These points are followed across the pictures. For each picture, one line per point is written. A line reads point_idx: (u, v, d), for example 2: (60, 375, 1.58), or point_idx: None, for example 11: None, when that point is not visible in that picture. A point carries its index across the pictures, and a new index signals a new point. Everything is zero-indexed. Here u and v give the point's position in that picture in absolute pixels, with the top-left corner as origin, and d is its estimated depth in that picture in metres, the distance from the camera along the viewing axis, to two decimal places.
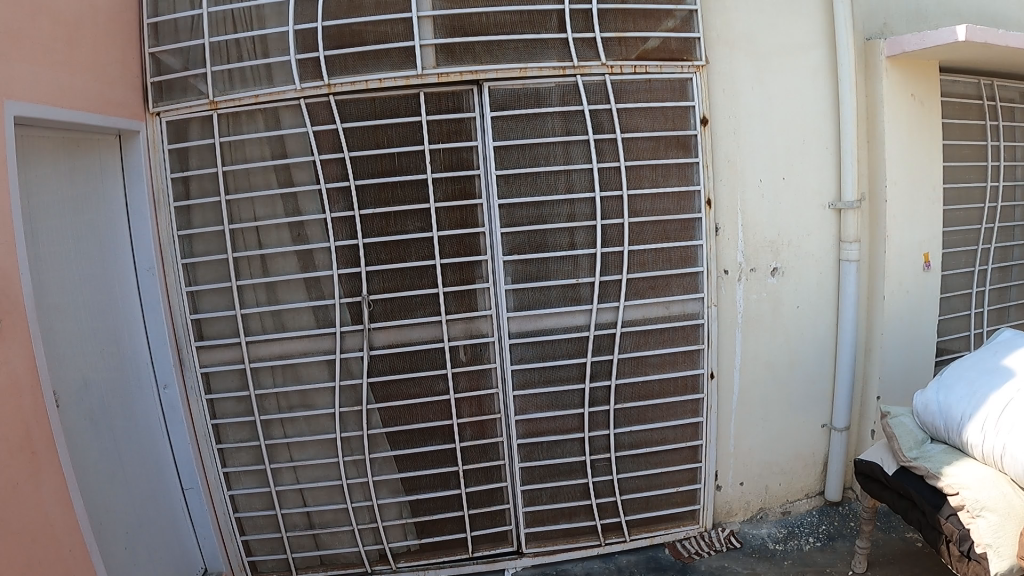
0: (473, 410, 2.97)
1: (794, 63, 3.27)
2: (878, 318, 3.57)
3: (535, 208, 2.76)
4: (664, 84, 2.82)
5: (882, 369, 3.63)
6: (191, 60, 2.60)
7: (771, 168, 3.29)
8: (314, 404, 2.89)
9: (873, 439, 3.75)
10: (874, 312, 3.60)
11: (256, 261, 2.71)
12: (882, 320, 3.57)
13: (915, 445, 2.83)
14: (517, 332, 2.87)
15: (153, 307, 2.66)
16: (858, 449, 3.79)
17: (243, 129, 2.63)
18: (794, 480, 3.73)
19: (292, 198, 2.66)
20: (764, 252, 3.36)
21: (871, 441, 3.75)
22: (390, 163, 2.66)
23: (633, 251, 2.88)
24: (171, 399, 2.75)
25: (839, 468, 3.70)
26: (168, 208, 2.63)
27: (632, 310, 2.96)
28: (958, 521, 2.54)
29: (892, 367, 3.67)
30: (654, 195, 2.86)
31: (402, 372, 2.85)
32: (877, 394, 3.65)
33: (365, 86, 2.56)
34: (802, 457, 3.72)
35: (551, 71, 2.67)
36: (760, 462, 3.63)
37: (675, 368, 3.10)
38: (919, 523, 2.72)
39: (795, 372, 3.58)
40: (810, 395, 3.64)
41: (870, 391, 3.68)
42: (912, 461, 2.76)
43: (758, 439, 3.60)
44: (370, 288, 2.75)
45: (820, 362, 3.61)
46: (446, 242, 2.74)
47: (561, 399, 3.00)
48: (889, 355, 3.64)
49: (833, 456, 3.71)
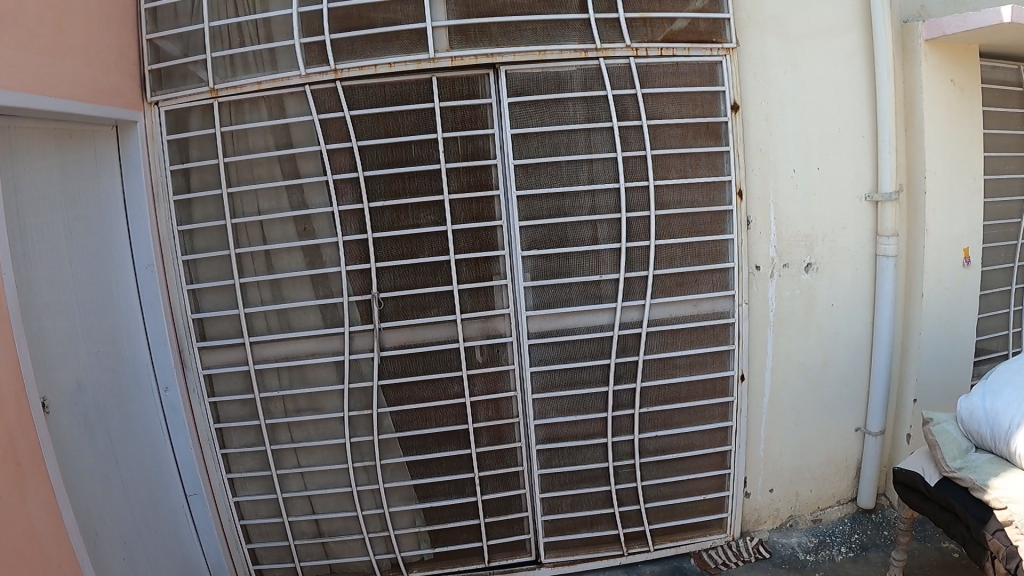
0: (490, 414, 2.81)
1: (828, 45, 3.08)
2: (916, 315, 3.36)
3: (556, 201, 2.60)
4: (692, 68, 2.65)
5: (920, 370, 3.42)
6: (191, 45, 2.48)
7: (805, 156, 3.10)
8: (323, 407, 2.75)
9: (908, 443, 3.52)
10: (911, 310, 3.39)
11: (260, 258, 2.58)
12: (920, 318, 3.36)
13: (959, 454, 2.63)
14: (536, 332, 2.71)
15: (152, 306, 2.55)
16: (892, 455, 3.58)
17: (246, 118, 2.50)
18: (826, 486, 3.55)
19: (298, 190, 2.53)
20: (797, 247, 3.17)
21: (906, 447, 3.52)
22: (401, 152, 2.51)
23: (660, 246, 2.71)
24: (172, 401, 2.65)
25: (873, 474, 3.51)
26: (168, 202, 2.51)
27: (658, 309, 2.79)
28: (1004, 537, 2.35)
29: (931, 368, 3.46)
30: (682, 186, 2.69)
31: (415, 375, 2.70)
32: (914, 396, 3.45)
33: (373, 71, 2.42)
34: (834, 462, 3.53)
35: (572, 54, 2.51)
36: (791, 467, 3.46)
37: (704, 369, 2.93)
38: (962, 538, 2.54)
39: (828, 374, 3.39)
40: (844, 397, 3.45)
41: (906, 392, 3.48)
42: (955, 472, 2.56)
43: (788, 444, 3.42)
44: (381, 285, 2.60)
45: (854, 363, 3.42)
46: (461, 236, 2.58)
47: (583, 402, 2.84)
48: (927, 356, 3.43)
49: (866, 461, 3.52)
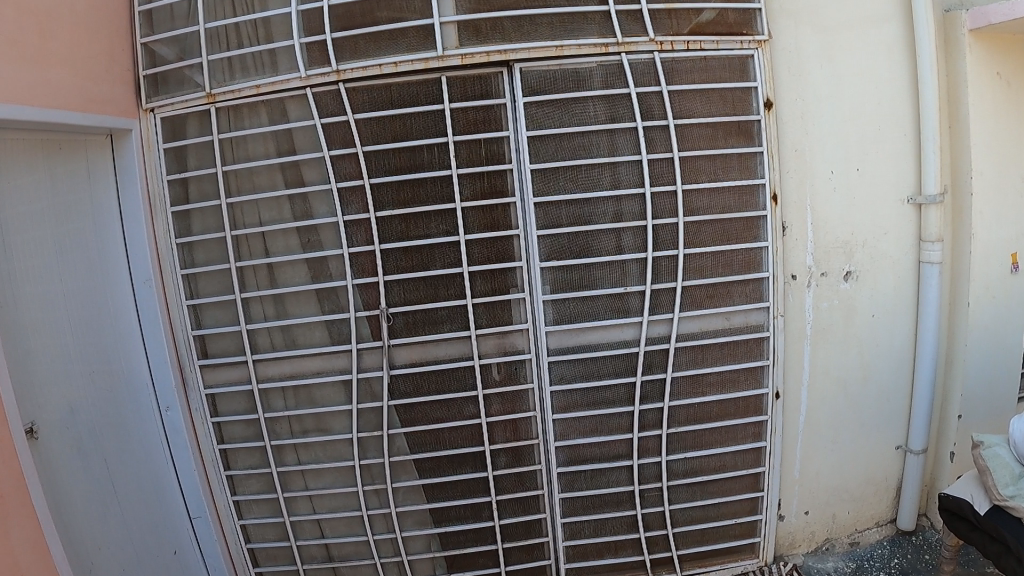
0: (508, 435, 2.61)
1: (866, 36, 2.87)
2: (961, 326, 3.13)
3: (577, 207, 2.42)
4: (721, 62, 2.46)
5: (965, 385, 3.17)
6: (187, 48, 2.36)
7: (843, 157, 2.89)
8: (331, 428, 2.57)
9: (952, 462, 3.27)
10: (956, 320, 3.16)
11: (263, 271, 2.43)
12: (965, 329, 3.12)
13: (1012, 481, 2.40)
14: (557, 348, 2.52)
15: (151, 322, 2.42)
16: (935, 475, 3.33)
17: (246, 124, 2.36)
18: (865, 507, 3.33)
19: (301, 199, 2.38)
20: (837, 255, 2.96)
21: (950, 466, 3.28)
22: (409, 157, 2.34)
23: (689, 255, 2.51)
24: (174, 420, 2.51)
25: (914, 494, 3.27)
26: (166, 214, 2.39)
27: (686, 322, 2.60)
28: None
29: (978, 383, 3.21)
30: (712, 191, 2.49)
31: (427, 395, 2.52)
32: (958, 413, 3.20)
33: (378, 71, 2.27)
34: (874, 482, 3.30)
35: (591, 49, 2.33)
36: (828, 489, 3.24)
37: (736, 387, 2.72)
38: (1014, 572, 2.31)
39: (868, 389, 3.16)
40: (885, 414, 3.22)
41: (950, 409, 3.24)
42: (1007, 501, 2.35)
43: (826, 464, 3.20)
44: (390, 299, 2.43)
45: (896, 377, 3.18)
46: (475, 246, 2.40)
47: (607, 422, 2.64)
48: (973, 369, 3.19)
49: (908, 481, 3.29)
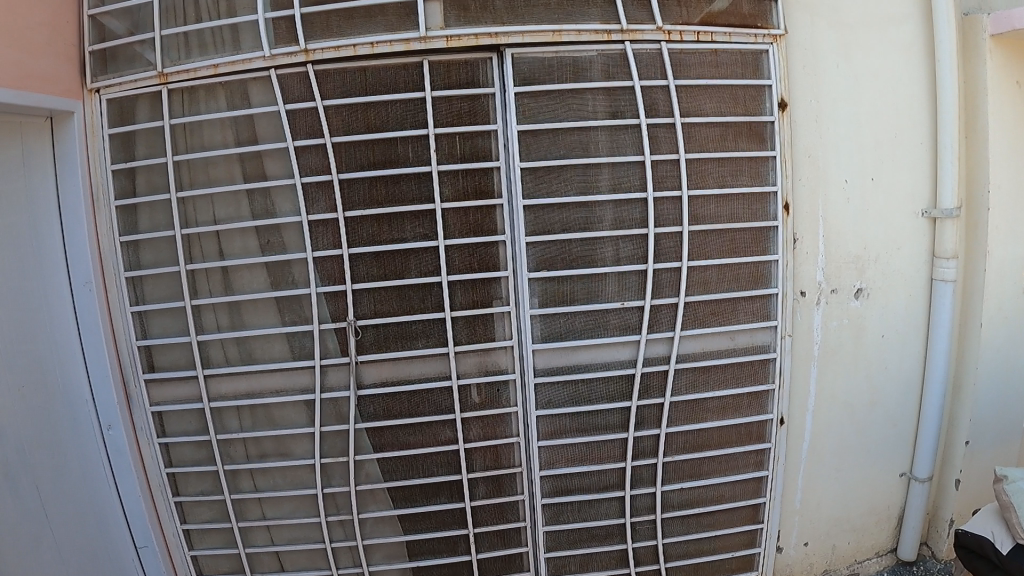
0: (489, 462, 2.34)
1: (884, 37, 2.67)
2: (973, 350, 2.92)
3: (571, 212, 2.16)
4: (733, 57, 2.24)
5: (974, 411, 2.96)
6: (140, 23, 2.10)
7: (859, 165, 2.68)
8: (291, 452, 2.29)
9: (957, 490, 3.05)
10: (967, 343, 2.94)
11: (217, 276, 2.15)
12: (976, 352, 2.91)
13: None
14: (545, 370, 2.26)
15: (92, 331, 2.15)
16: (938, 504, 3.12)
17: (201, 109, 2.10)
18: (866, 537, 3.11)
19: (263, 195, 2.11)
20: (848, 271, 2.74)
21: (955, 494, 3.06)
22: (384, 151, 2.09)
23: (693, 268, 2.27)
24: (116, 441, 2.23)
25: (917, 524, 3.08)
26: (110, 208, 2.12)
27: (687, 342, 2.36)
28: None
29: (986, 408, 3.00)
30: (720, 199, 2.26)
31: (398, 418, 2.24)
32: (965, 439, 2.99)
33: (351, 52, 2.01)
34: (876, 512, 3.09)
35: (592, 36, 2.09)
36: (830, 519, 3.02)
37: (738, 413, 2.51)
38: None
39: (875, 414, 2.95)
40: (891, 441, 3.01)
41: (957, 435, 3.02)
42: None
43: (830, 494, 2.98)
44: (359, 311, 2.16)
45: (903, 401, 2.98)
46: (455, 254, 2.15)
47: (597, 450, 2.39)
48: (983, 395, 2.97)
49: (911, 510, 3.09)
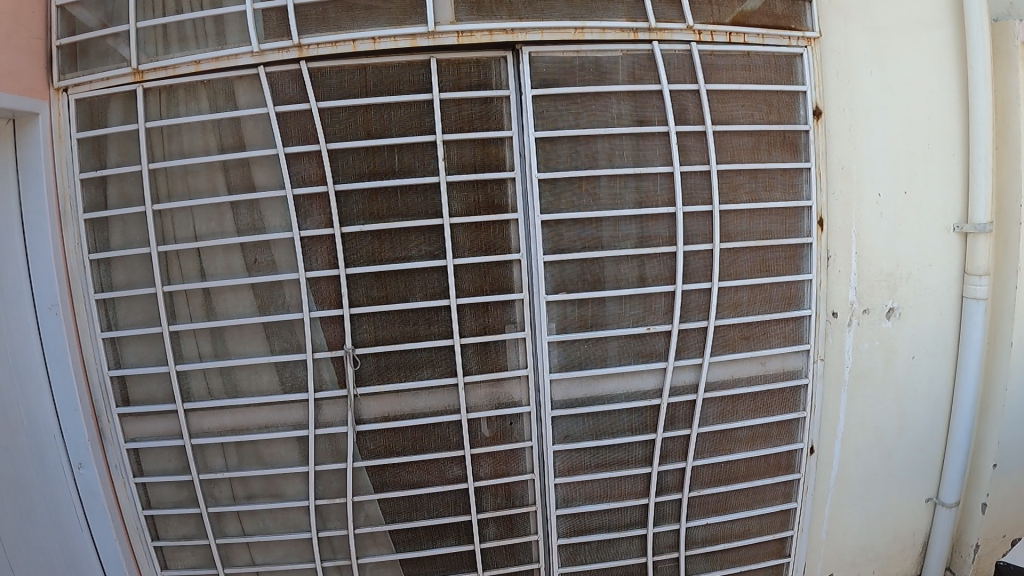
0: (500, 501, 2.13)
1: (916, 43, 2.51)
2: (1001, 368, 2.70)
3: (593, 228, 1.97)
4: (766, 60, 2.08)
5: (1002, 431, 2.72)
6: (114, 14, 1.89)
7: (892, 178, 2.50)
8: (283, 493, 2.07)
9: (984, 514, 2.81)
10: (995, 362, 2.71)
11: (198, 298, 1.94)
12: (1005, 371, 2.67)
13: None
14: (563, 401, 2.05)
15: (58, 360, 1.94)
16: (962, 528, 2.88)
17: (180, 111, 1.89)
18: (890, 565, 2.90)
19: (251, 208, 1.91)
20: (880, 289, 2.55)
21: (982, 518, 2.81)
22: (386, 160, 1.89)
23: (724, 288, 2.08)
24: (89, 481, 2.01)
25: (943, 551, 2.86)
26: (78, 221, 1.90)
27: (716, 369, 2.17)
28: None
29: (1014, 428, 2.77)
30: (752, 213, 2.09)
31: (401, 455, 2.03)
32: (993, 462, 2.75)
33: (350, 48, 1.82)
34: (901, 538, 2.87)
35: (617, 35, 1.91)
36: (854, 549, 2.80)
37: (767, 443, 2.31)
38: None
39: (904, 439, 2.75)
40: (918, 466, 2.81)
41: (983, 458, 2.78)
42: None
43: (856, 521, 2.76)
44: (358, 337, 1.95)
45: (931, 424, 2.78)
46: (465, 274, 1.95)
47: (618, 486, 2.18)
48: (1012, 416, 2.74)
49: (936, 536, 2.87)
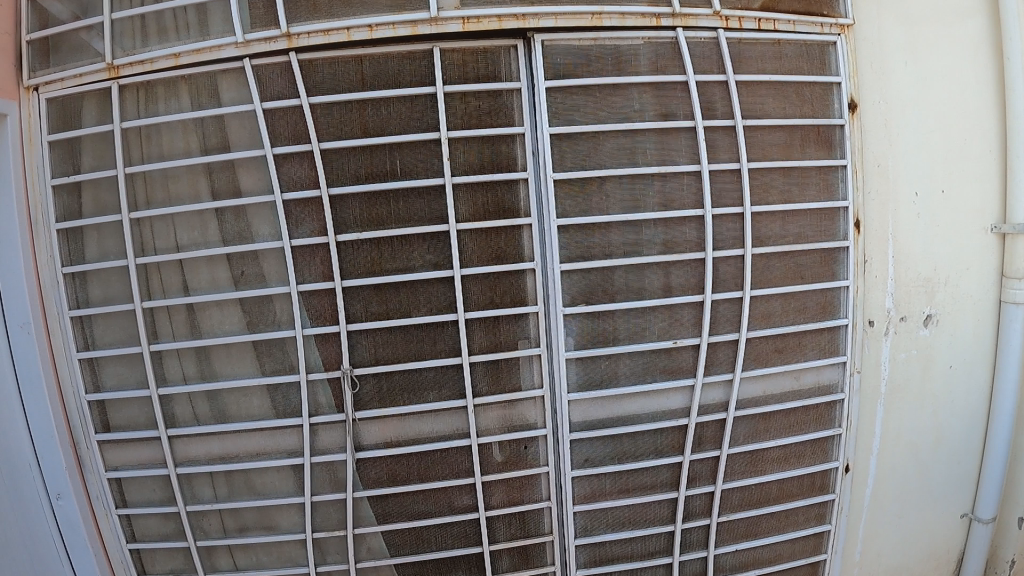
0: (514, 531, 1.96)
1: (951, 31, 2.34)
2: None
3: (614, 234, 1.81)
4: (798, 49, 1.92)
5: None
6: (88, 6, 1.74)
7: (928, 176, 2.32)
8: (278, 525, 1.91)
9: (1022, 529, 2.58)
10: None
11: (181, 315, 1.78)
12: None
13: None
14: (582, 423, 1.88)
15: (31, 382, 1.78)
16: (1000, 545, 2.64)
17: (159, 109, 1.73)
18: None
19: (238, 215, 1.75)
20: (917, 295, 2.36)
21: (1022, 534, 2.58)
22: (386, 161, 1.73)
23: (756, 297, 1.92)
24: (68, 514, 1.85)
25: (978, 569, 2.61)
26: (49, 231, 1.75)
27: (746, 384, 1.99)
28: None
29: None
30: (786, 216, 1.92)
31: (406, 484, 1.86)
32: None
33: (344, 37, 1.67)
34: (935, 555, 2.63)
35: (638, 21, 1.75)
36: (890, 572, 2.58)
37: (801, 462, 2.13)
38: None
39: (938, 454, 2.53)
40: (952, 479, 2.57)
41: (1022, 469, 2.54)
42: None
43: (889, 543, 2.55)
44: (356, 357, 1.79)
45: (968, 438, 2.56)
46: (473, 286, 1.78)
47: (641, 513, 2.00)
48: None
49: (971, 555, 2.63)
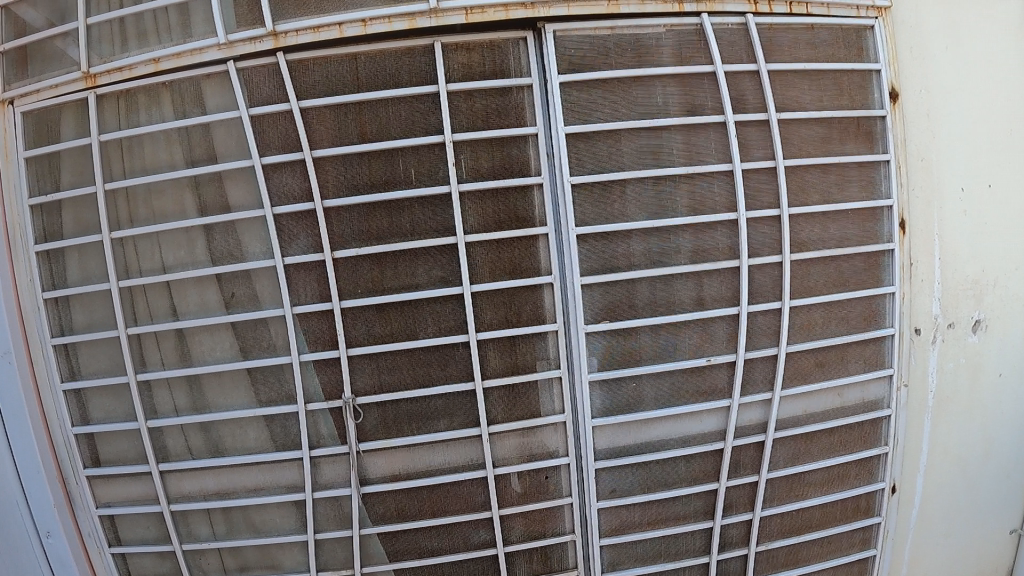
0: (536, 567, 1.80)
1: (993, 14, 2.17)
2: None
3: (639, 242, 1.66)
4: (833, 34, 1.77)
5: None
6: (64, 12, 1.62)
7: (974, 170, 2.14)
8: (280, 565, 1.76)
9: None
10: None
11: (170, 341, 1.66)
12: None
13: None
14: (608, 450, 1.73)
15: (14, 415, 1.66)
16: None
17: (141, 119, 1.61)
18: None
19: (228, 232, 1.62)
20: (965, 299, 2.17)
21: None
22: (386, 168, 1.59)
23: (795, 308, 1.75)
24: (58, 555, 1.72)
25: None
26: (29, 253, 1.64)
27: (786, 403, 1.83)
28: None
29: None
30: (825, 217, 1.76)
31: (417, 520, 1.72)
32: None
33: (337, 33, 1.54)
34: None
35: (658, 8, 1.61)
36: None
37: (846, 485, 1.95)
38: None
39: (987, 469, 2.31)
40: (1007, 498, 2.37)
41: None
42: None
43: (938, 566, 2.35)
44: (359, 382, 1.65)
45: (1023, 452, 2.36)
46: (485, 303, 1.64)
47: (673, 545, 1.84)
48: None
49: None
